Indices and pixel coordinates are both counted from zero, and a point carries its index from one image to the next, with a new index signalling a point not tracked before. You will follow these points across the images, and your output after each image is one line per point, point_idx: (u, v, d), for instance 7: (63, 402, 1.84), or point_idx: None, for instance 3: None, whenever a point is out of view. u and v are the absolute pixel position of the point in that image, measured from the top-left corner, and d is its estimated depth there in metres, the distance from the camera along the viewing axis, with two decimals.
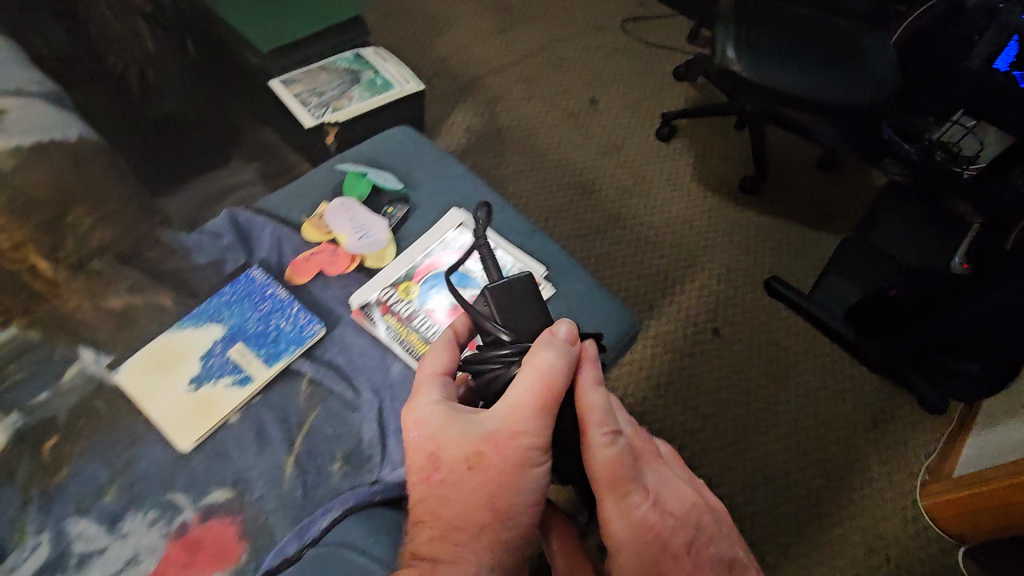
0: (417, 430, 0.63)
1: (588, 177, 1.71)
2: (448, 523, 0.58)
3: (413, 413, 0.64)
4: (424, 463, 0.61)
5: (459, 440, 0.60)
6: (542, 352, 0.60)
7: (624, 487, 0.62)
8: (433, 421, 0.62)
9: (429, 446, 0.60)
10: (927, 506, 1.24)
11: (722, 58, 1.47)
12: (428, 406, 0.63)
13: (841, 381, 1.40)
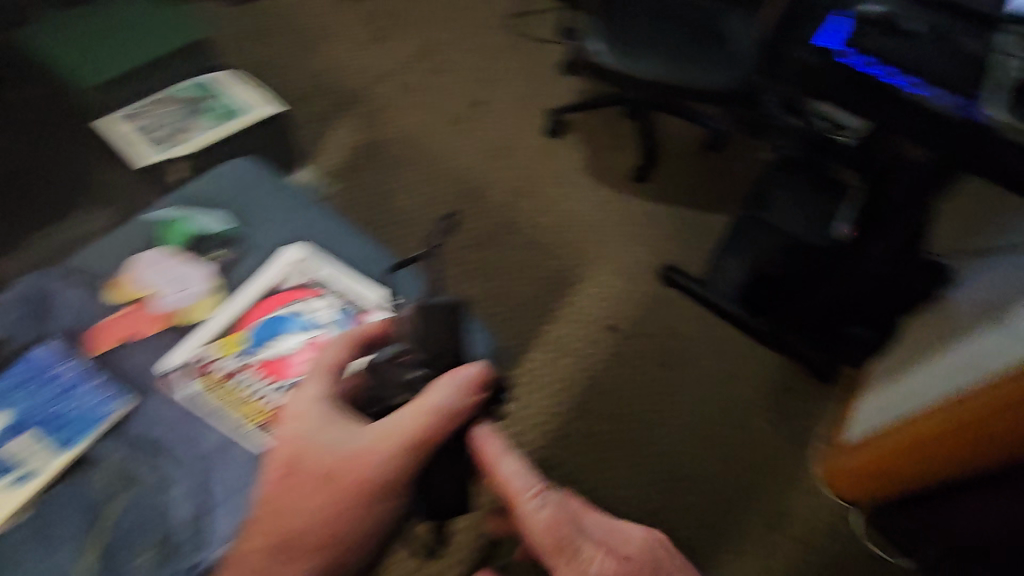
0: (292, 424, 0.65)
1: (478, 184, 1.66)
2: (273, 540, 0.62)
3: (297, 405, 0.66)
4: (284, 464, 0.63)
5: (328, 452, 0.62)
6: (439, 388, 0.62)
7: (570, 550, 0.59)
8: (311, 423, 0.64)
9: (299, 445, 0.63)
10: (822, 475, 1.27)
11: (587, 51, 1.45)
12: (311, 408, 0.65)
13: (739, 362, 1.42)
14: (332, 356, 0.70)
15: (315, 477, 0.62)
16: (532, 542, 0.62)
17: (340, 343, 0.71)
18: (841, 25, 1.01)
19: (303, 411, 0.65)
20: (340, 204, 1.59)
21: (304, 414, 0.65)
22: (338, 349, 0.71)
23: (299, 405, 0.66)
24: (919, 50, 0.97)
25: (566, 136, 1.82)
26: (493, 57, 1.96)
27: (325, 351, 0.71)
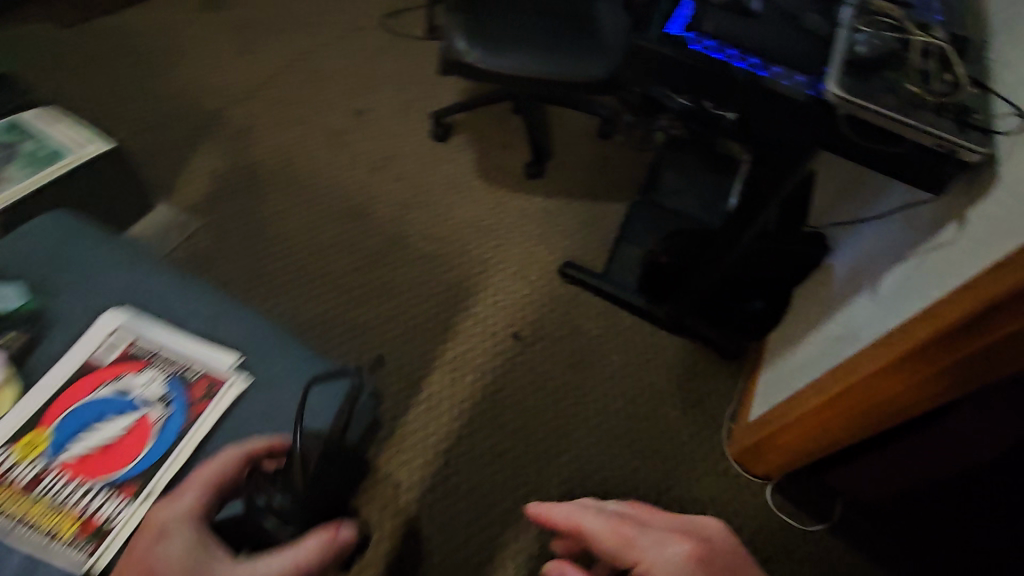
0: (160, 544, 0.60)
1: (361, 200, 1.56)
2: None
3: (168, 521, 0.62)
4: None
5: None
6: (311, 545, 0.66)
7: (630, 541, 0.79)
8: (181, 548, 0.60)
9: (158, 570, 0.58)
10: (733, 453, 1.28)
11: (452, 51, 1.38)
12: (183, 531, 0.62)
13: (643, 353, 1.41)
14: (216, 472, 0.67)
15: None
16: (603, 549, 0.81)
17: (226, 457, 0.68)
18: (689, 12, 1.00)
19: (177, 532, 0.61)
20: (208, 240, 1.45)
21: (177, 536, 0.61)
22: (226, 463, 0.68)
23: (174, 523, 0.62)
24: (759, 32, 0.97)
25: (453, 138, 1.74)
26: (367, 62, 1.84)
27: (207, 464, 0.68)
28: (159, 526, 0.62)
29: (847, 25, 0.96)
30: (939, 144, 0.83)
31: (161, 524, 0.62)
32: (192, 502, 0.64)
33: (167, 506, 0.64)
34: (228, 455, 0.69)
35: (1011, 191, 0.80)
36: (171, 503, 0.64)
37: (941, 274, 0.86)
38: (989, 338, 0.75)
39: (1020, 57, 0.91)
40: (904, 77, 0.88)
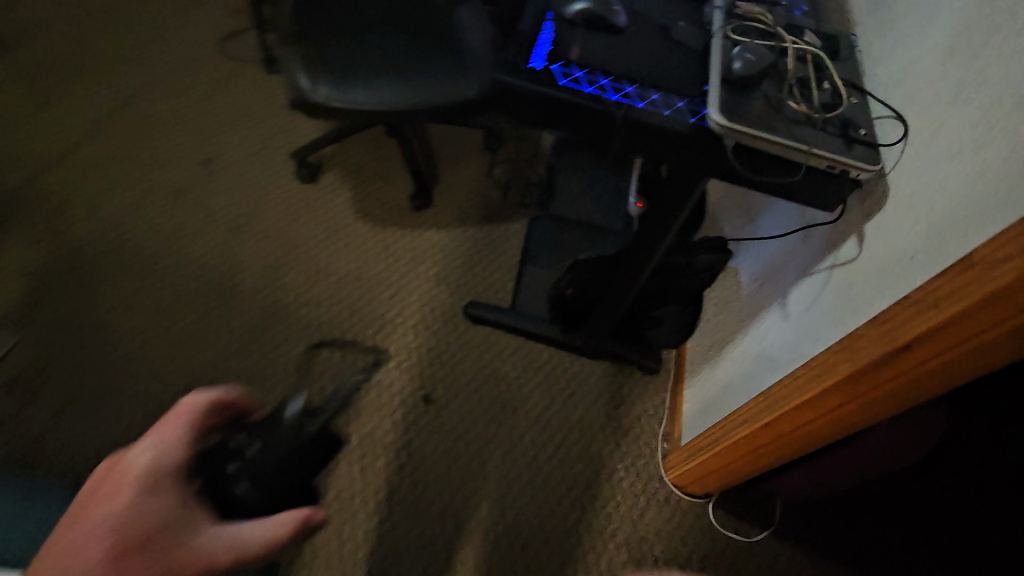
0: (109, 504, 0.53)
1: (223, 270, 1.35)
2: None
3: (124, 480, 0.55)
4: (72, 551, 0.51)
5: (146, 544, 0.52)
6: (288, 519, 0.61)
7: None
8: (137, 510, 0.53)
9: (108, 533, 0.52)
10: (671, 478, 1.23)
11: (296, 90, 1.19)
12: (139, 493, 0.54)
13: (566, 387, 1.33)
14: (179, 427, 0.59)
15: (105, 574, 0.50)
16: None
17: (184, 410, 0.61)
18: (551, 37, 0.88)
19: (130, 498, 0.54)
20: (35, 356, 1.21)
21: (128, 503, 0.53)
22: (181, 421, 0.60)
23: (126, 486, 0.54)
24: (630, 52, 0.87)
25: (322, 177, 1.54)
26: (206, 100, 1.58)
27: (162, 419, 0.60)
28: (111, 486, 0.55)
29: (720, 37, 0.89)
30: (827, 165, 0.78)
31: (118, 479, 0.55)
32: (150, 464, 0.56)
33: (121, 460, 0.57)
34: (187, 405, 0.61)
35: (907, 210, 0.75)
36: (124, 458, 0.57)
37: (850, 299, 0.81)
38: (912, 374, 0.70)
39: (893, 56, 0.88)
40: (785, 92, 0.82)
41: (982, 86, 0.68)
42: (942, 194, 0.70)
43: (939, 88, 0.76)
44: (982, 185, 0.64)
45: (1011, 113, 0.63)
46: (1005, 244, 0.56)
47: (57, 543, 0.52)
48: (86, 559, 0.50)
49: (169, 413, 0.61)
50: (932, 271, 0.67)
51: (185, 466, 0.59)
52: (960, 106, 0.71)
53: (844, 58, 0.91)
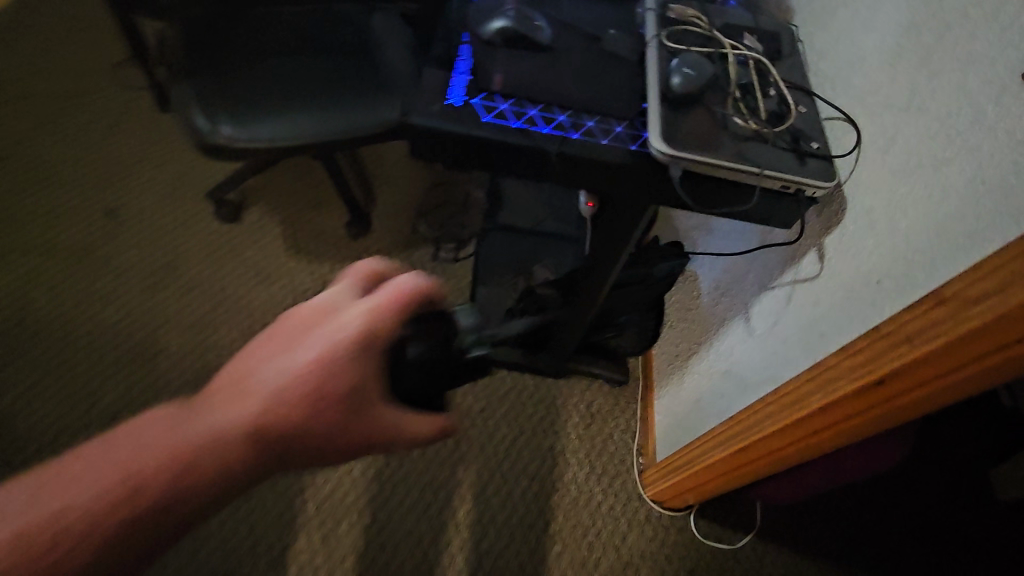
0: (307, 351, 0.50)
1: (146, 334, 1.23)
2: (148, 464, 0.46)
3: (326, 339, 0.50)
4: (267, 385, 0.49)
5: (326, 410, 0.49)
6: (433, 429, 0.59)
7: None
8: (329, 377, 0.49)
9: (296, 384, 0.49)
10: (650, 494, 1.19)
11: (196, 132, 1.06)
12: (337, 362, 0.50)
13: (533, 413, 1.27)
14: (388, 306, 0.51)
15: (289, 420, 0.48)
16: None
17: (401, 288, 0.52)
18: (468, 65, 0.79)
19: (326, 359, 0.49)
20: None
21: (323, 364, 0.49)
22: (393, 305, 0.51)
23: (326, 347, 0.49)
24: (559, 74, 0.79)
25: (245, 214, 1.42)
26: (103, 140, 1.42)
27: (380, 290, 0.52)
28: (311, 335, 0.51)
29: (656, 45, 0.81)
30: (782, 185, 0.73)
31: (318, 333, 0.51)
32: (352, 335, 0.50)
33: (329, 313, 0.52)
34: (399, 289, 0.52)
35: (868, 229, 0.70)
36: (331, 314, 0.52)
37: (817, 321, 0.77)
38: (882, 411, 0.66)
39: (836, 53, 0.83)
40: (730, 105, 0.76)
41: (937, 95, 0.64)
42: (904, 214, 0.65)
43: (888, 93, 0.71)
44: (946, 208, 0.59)
45: (970, 128, 0.58)
46: (981, 283, 0.52)
47: (258, 367, 0.49)
48: (275, 399, 0.48)
49: (386, 285, 0.53)
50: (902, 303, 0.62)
51: (384, 349, 0.52)
52: (914, 116, 0.66)
53: (786, 57, 0.85)
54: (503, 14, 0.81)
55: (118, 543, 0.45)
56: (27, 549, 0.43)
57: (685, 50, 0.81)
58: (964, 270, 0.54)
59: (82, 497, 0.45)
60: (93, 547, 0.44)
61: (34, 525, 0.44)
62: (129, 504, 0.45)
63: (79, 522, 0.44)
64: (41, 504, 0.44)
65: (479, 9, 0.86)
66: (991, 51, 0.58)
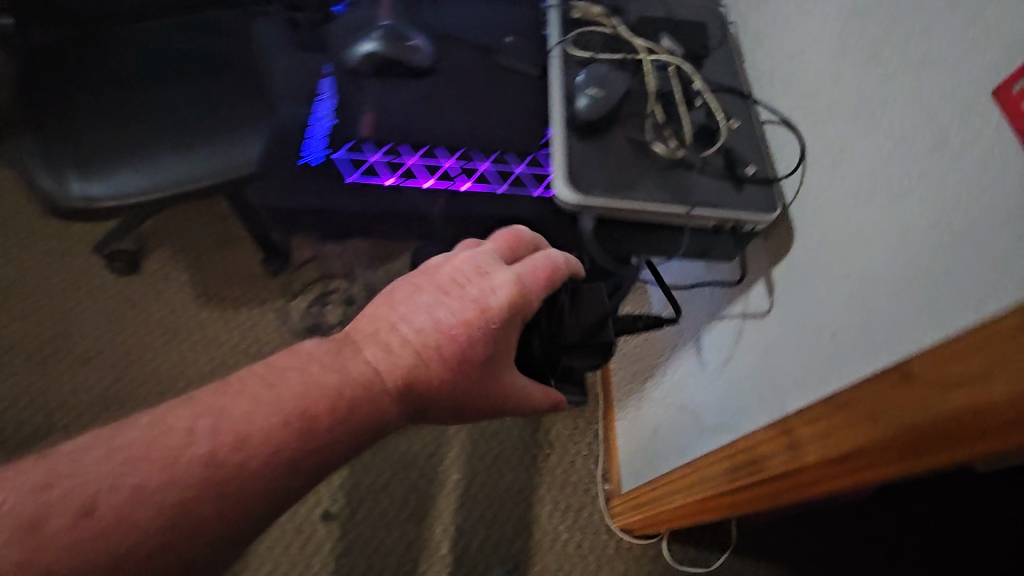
0: (454, 309, 0.52)
1: (46, 420, 1.11)
2: (295, 415, 0.44)
3: (475, 305, 0.52)
4: (423, 332, 0.51)
5: (468, 368, 0.52)
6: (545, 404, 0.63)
7: None
8: (478, 339, 0.51)
9: (446, 339, 0.51)
10: (619, 526, 1.11)
11: (42, 195, 0.88)
12: (488, 323, 0.52)
13: (486, 450, 1.17)
14: (534, 283, 0.55)
15: (443, 370, 0.51)
16: None
17: (544, 263, 0.55)
18: (333, 107, 0.64)
19: (475, 320, 0.52)
20: None
21: (473, 324, 0.52)
22: (538, 280, 0.54)
23: (472, 313, 0.51)
24: (444, 103, 0.65)
25: (145, 262, 1.26)
26: None
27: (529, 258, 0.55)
28: (456, 295, 0.53)
29: (560, 57, 0.67)
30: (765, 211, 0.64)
31: (465, 295, 0.53)
32: (498, 304, 0.53)
33: (479, 274, 0.54)
34: (546, 263, 0.55)
35: (820, 267, 0.60)
36: (476, 274, 0.53)
37: (770, 370, 0.67)
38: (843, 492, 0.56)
39: (773, 40, 0.70)
40: (649, 131, 0.63)
41: (888, 107, 0.52)
42: (858, 255, 0.54)
43: (833, 97, 0.59)
44: (906, 256, 0.48)
45: (928, 159, 0.47)
46: (957, 369, 0.41)
47: (412, 316, 0.51)
48: (432, 346, 0.50)
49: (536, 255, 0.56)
50: (861, 370, 0.52)
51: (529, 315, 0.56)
52: (863, 131, 0.55)
53: (716, 49, 0.72)
54: (370, 34, 0.67)
55: (271, 488, 0.42)
56: (176, 488, 0.40)
57: (593, 58, 0.67)
58: (933, 347, 0.44)
59: (235, 435, 0.43)
60: (244, 486, 0.41)
61: (184, 462, 0.41)
62: (279, 451, 0.43)
63: (225, 465, 0.41)
64: (183, 442, 0.42)
65: (345, 28, 0.71)
66: (951, 55, 0.46)
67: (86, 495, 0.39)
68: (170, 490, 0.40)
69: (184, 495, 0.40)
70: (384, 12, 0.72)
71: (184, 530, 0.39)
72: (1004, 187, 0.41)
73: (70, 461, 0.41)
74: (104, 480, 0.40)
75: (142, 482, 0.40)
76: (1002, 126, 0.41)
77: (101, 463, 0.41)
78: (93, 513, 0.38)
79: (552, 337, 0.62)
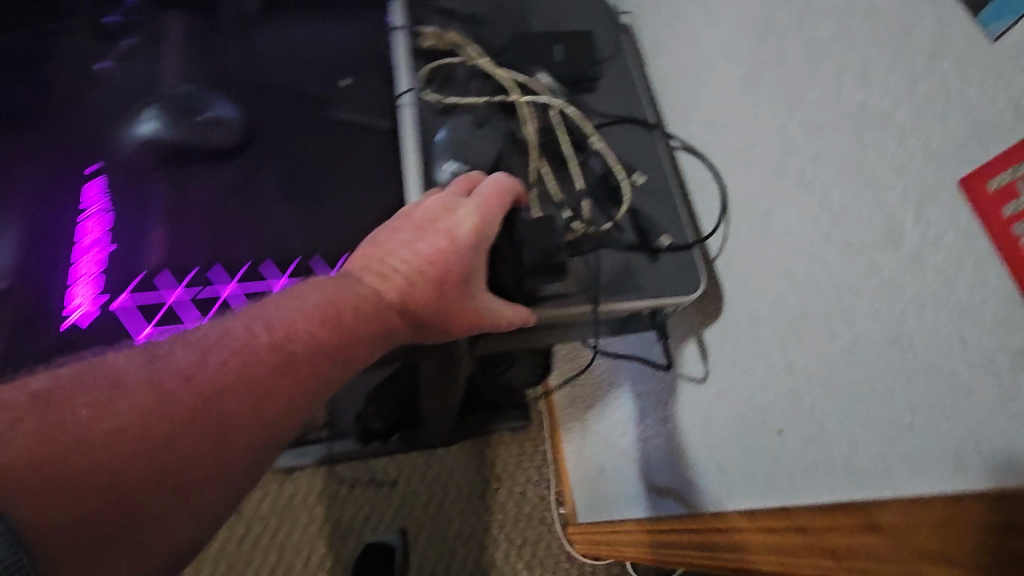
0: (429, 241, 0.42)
1: None
2: (309, 330, 0.35)
3: (445, 236, 0.42)
4: (408, 262, 0.41)
5: (455, 296, 0.42)
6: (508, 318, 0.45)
7: None
8: (450, 259, 0.42)
9: (431, 266, 0.41)
10: (579, 552, 1.04)
11: None
12: (461, 259, 0.42)
13: (429, 498, 1.08)
14: (500, 208, 0.44)
15: (435, 301, 0.41)
16: None
17: (504, 189, 0.45)
18: (110, 228, 0.47)
19: (452, 249, 0.42)
20: None
21: (450, 256, 0.42)
22: (497, 208, 0.44)
23: (445, 244, 0.42)
24: (267, 192, 0.50)
25: None
26: None
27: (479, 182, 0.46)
28: (428, 227, 0.43)
29: (411, 101, 0.52)
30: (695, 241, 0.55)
31: (439, 228, 0.43)
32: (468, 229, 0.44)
33: (442, 209, 0.44)
34: (503, 184, 0.45)
35: (754, 342, 0.51)
36: (446, 208, 0.44)
37: (716, 440, 0.58)
38: None
39: (680, 47, 0.58)
40: (537, 206, 0.50)
41: (823, 167, 0.40)
42: (804, 347, 0.44)
43: (754, 138, 0.48)
44: (862, 367, 0.39)
45: (878, 243, 0.36)
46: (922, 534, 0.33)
47: (394, 248, 0.41)
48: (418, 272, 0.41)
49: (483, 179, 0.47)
50: (819, 492, 0.44)
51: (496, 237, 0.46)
52: (795, 191, 0.43)
53: (611, 64, 0.58)
54: (145, 108, 0.50)
55: (288, 408, 0.33)
56: (193, 398, 0.31)
57: (454, 104, 0.52)
58: (907, 504, 0.35)
59: (247, 344, 0.34)
60: (253, 400, 0.32)
61: (199, 370, 0.32)
62: (293, 368, 0.34)
63: (191, 394, 0.31)
64: (194, 354, 0.32)
65: (119, 93, 0.53)
66: (898, 112, 0.34)
67: (104, 391, 0.30)
68: (186, 399, 0.31)
69: (197, 409, 0.31)
70: (170, 63, 0.54)
71: (209, 446, 0.30)
72: (986, 317, 0.30)
73: (81, 367, 0.31)
74: (123, 379, 0.31)
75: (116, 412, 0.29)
76: (974, 230, 0.30)
77: (118, 367, 0.31)
78: (104, 412, 0.29)
79: (516, 255, 0.46)
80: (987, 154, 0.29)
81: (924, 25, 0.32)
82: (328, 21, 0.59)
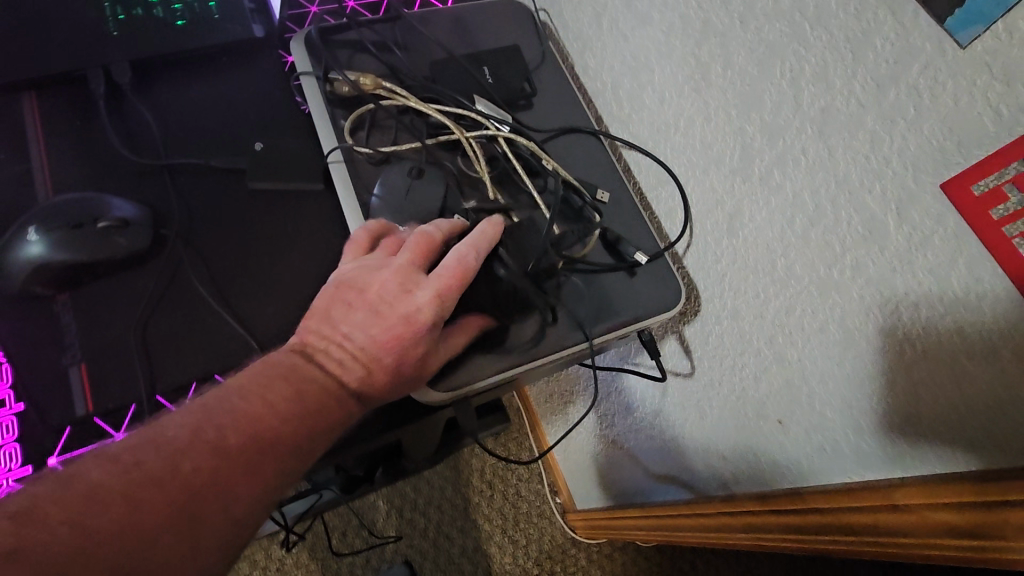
0: (382, 323, 0.39)
1: None
2: (273, 417, 0.34)
3: (401, 321, 0.39)
4: (364, 349, 0.38)
5: (412, 371, 0.40)
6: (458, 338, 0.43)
7: None
8: (402, 338, 0.38)
9: (387, 353, 0.38)
10: (585, 536, 1.05)
11: None
12: (419, 345, 0.39)
13: (423, 523, 1.04)
14: (461, 286, 0.40)
15: (390, 385, 0.39)
16: None
17: (467, 264, 0.40)
18: (10, 382, 0.41)
19: (410, 338, 0.39)
20: None
21: (404, 339, 0.39)
22: (457, 289, 0.40)
23: (401, 333, 0.38)
24: (197, 295, 0.44)
25: None
26: None
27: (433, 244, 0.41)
28: (383, 310, 0.39)
29: (342, 158, 0.47)
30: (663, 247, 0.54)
31: (391, 310, 0.39)
32: (426, 309, 0.39)
33: (400, 289, 0.39)
34: (465, 262, 0.40)
35: (738, 336, 0.50)
36: (404, 285, 0.39)
37: (718, 424, 0.57)
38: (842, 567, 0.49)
39: (609, 47, 0.56)
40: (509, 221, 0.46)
41: (791, 169, 0.40)
42: (793, 342, 0.45)
43: (708, 140, 0.47)
44: (856, 359, 0.39)
45: (860, 239, 0.36)
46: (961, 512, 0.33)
47: (348, 332, 0.38)
48: (374, 354, 0.38)
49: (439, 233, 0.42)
50: (830, 474, 0.45)
51: (458, 296, 0.40)
52: (761, 192, 0.43)
53: (541, 75, 0.55)
54: (26, 227, 0.42)
55: (249, 509, 0.31)
56: (157, 512, 0.29)
57: (389, 153, 0.47)
58: (934, 482, 0.35)
59: (214, 441, 0.32)
60: (236, 491, 0.31)
61: (161, 481, 0.30)
62: (263, 451, 0.33)
63: (180, 479, 0.30)
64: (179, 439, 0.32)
65: None
66: (868, 119, 0.35)
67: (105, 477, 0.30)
68: (144, 510, 0.29)
69: (180, 495, 0.30)
70: (47, 166, 0.47)
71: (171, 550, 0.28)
72: (985, 312, 0.30)
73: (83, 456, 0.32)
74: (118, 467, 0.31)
75: (115, 490, 0.29)
76: (966, 234, 0.30)
77: (92, 472, 0.30)
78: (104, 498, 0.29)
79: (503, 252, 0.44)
80: (971, 157, 0.30)
81: (886, 26, 0.33)
82: (222, 80, 0.52)
